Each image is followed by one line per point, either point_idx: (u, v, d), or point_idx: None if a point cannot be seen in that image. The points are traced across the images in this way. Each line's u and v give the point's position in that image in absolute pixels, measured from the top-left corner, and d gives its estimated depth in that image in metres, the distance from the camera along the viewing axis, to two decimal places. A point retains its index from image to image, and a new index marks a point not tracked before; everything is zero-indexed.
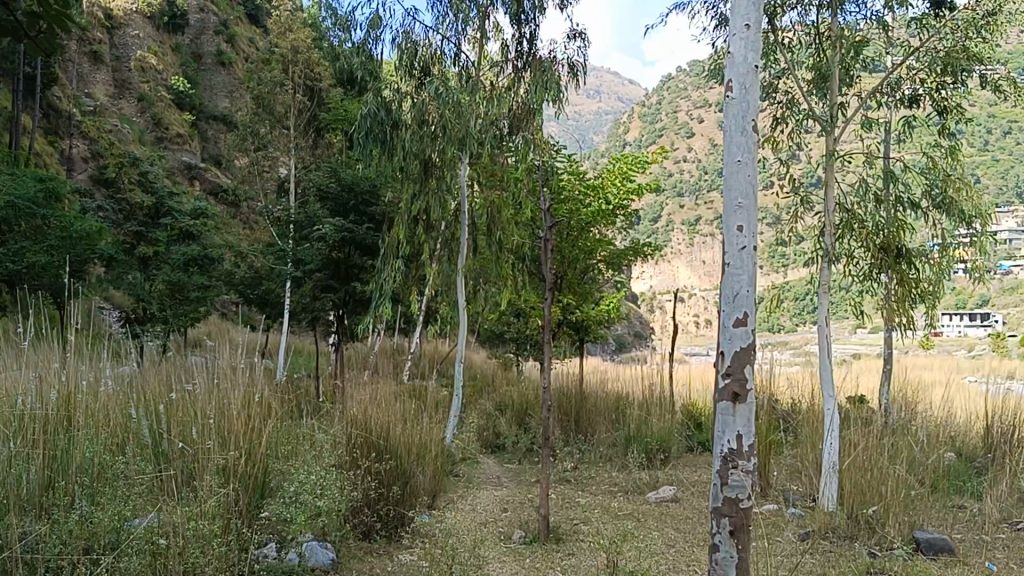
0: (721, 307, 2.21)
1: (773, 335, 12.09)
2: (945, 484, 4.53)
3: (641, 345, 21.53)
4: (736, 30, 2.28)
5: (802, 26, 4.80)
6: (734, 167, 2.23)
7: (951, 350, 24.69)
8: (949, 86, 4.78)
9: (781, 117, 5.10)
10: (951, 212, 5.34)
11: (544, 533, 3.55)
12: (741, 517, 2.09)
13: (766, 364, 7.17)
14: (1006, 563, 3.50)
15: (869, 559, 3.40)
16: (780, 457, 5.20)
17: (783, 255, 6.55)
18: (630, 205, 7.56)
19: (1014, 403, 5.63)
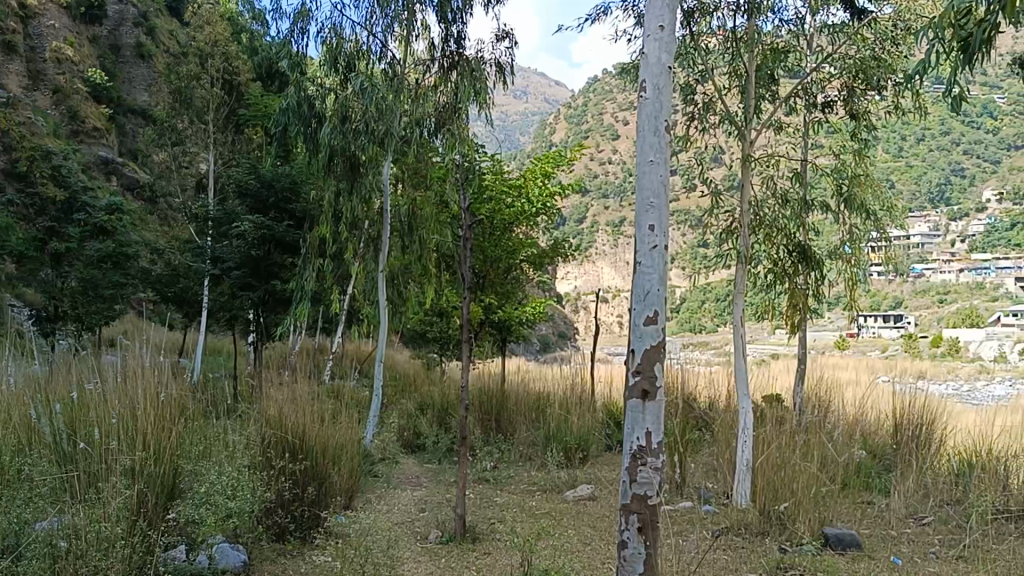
0: (632, 306, 2.22)
1: (692, 336, 12.25)
2: (854, 481, 4.63)
3: (565, 345, 21.63)
4: (650, 31, 2.30)
5: (722, 32, 4.88)
6: (647, 167, 2.25)
7: (865, 351, 25.31)
8: (865, 92, 4.88)
9: (700, 120, 5.17)
10: (864, 215, 5.46)
11: (460, 532, 3.54)
12: (649, 514, 2.12)
13: (684, 363, 7.26)
14: (909, 556, 3.60)
15: (778, 554, 3.46)
16: (696, 456, 5.26)
17: (703, 255, 6.64)
18: (552, 205, 7.59)
19: (922, 401, 5.77)
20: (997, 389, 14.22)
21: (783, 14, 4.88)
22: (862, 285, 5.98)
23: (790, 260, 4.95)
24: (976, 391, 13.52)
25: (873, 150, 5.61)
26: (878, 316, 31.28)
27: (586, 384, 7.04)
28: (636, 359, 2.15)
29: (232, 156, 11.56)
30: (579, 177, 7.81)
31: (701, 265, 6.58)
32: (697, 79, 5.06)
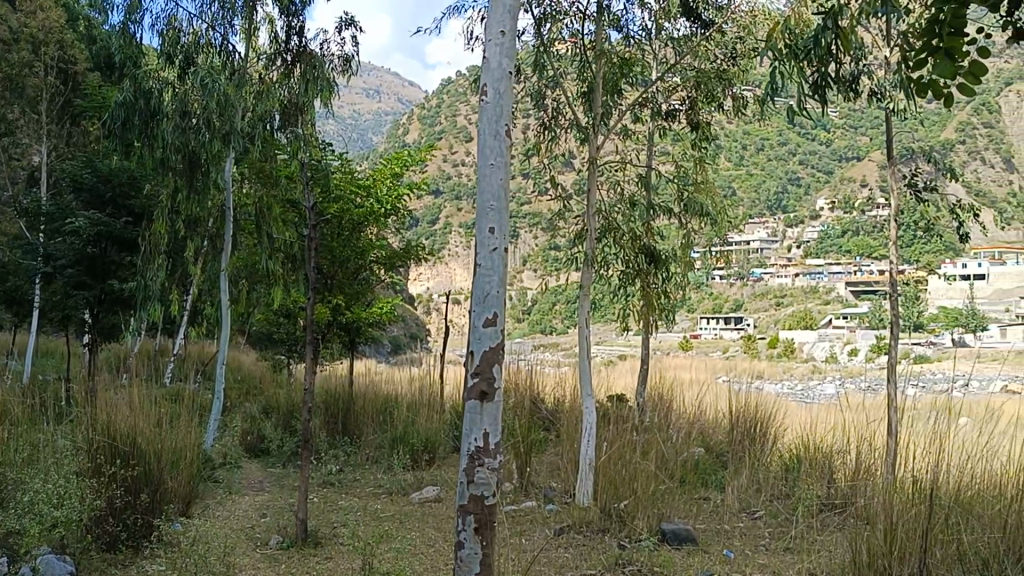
0: (471, 307, 2.24)
1: (542, 336, 12.39)
2: (692, 478, 4.78)
3: (418, 346, 21.53)
4: (492, 36, 2.32)
5: (575, 40, 4.98)
6: (487, 169, 2.27)
7: (708, 351, 26.20)
8: (709, 102, 5.04)
9: (549, 126, 5.23)
10: (703, 220, 5.64)
11: (302, 536, 3.48)
12: (486, 514, 2.15)
13: (532, 364, 7.34)
14: (741, 549, 3.74)
15: (617, 550, 3.55)
16: (542, 456, 5.33)
17: (550, 258, 6.73)
18: (401, 205, 7.54)
19: (755, 400, 5.99)
20: (828, 387, 14.96)
21: (628, 24, 4.97)
22: (702, 288, 6.18)
23: (634, 262, 5.07)
24: (809, 389, 14.20)
25: (714, 157, 5.80)
26: (721, 318, 32.43)
27: (434, 386, 7.02)
28: (474, 360, 2.17)
29: (67, 149, 11.04)
30: (429, 177, 7.78)
31: (549, 268, 6.66)
32: (546, 85, 5.11)
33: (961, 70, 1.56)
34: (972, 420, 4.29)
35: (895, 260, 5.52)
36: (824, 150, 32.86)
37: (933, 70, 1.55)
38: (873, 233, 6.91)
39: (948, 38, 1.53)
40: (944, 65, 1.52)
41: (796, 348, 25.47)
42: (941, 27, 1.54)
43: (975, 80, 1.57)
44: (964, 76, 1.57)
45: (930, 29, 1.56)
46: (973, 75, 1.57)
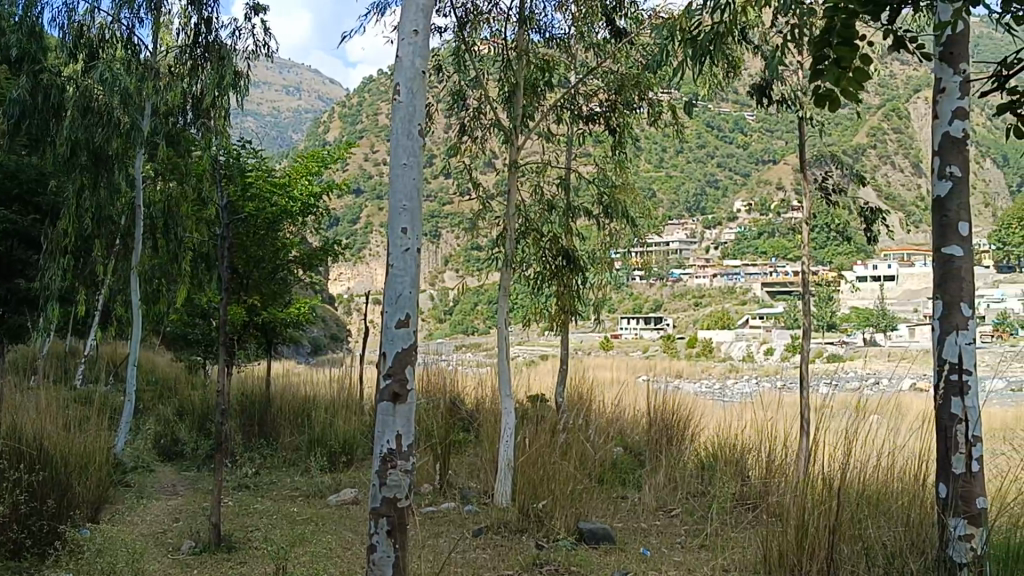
0: (383, 307, 2.24)
1: (463, 338, 12.38)
2: (610, 477, 4.81)
3: (338, 346, 21.25)
4: (405, 35, 2.31)
5: (496, 40, 4.99)
6: (400, 169, 2.27)
7: (630, 351, 26.41)
8: (627, 106, 5.08)
9: (470, 126, 5.22)
10: (623, 222, 5.68)
11: (215, 541, 3.41)
12: (399, 517, 2.16)
13: (452, 365, 7.32)
14: (657, 547, 3.78)
15: (535, 550, 3.56)
16: (462, 457, 5.32)
17: (471, 259, 6.72)
18: (319, 204, 7.45)
19: (673, 399, 6.05)
20: (744, 386, 15.20)
21: (547, 27, 4.98)
22: (619, 290, 6.23)
23: (553, 263, 5.09)
24: (725, 387, 14.42)
25: (633, 160, 5.86)
26: (641, 320, 32.37)
27: (354, 387, 6.95)
28: (387, 362, 2.17)
29: None
30: (347, 176, 7.71)
31: (470, 268, 6.65)
32: (467, 86, 5.11)
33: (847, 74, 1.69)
34: (880, 415, 4.40)
35: (807, 261, 5.65)
36: (741, 153, 33.47)
37: (822, 78, 1.67)
38: (788, 235, 7.04)
39: (837, 46, 1.64)
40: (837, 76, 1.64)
41: (714, 347, 25.81)
42: (830, 37, 1.64)
43: (860, 84, 1.70)
44: (850, 80, 1.69)
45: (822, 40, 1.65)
46: (858, 79, 1.70)
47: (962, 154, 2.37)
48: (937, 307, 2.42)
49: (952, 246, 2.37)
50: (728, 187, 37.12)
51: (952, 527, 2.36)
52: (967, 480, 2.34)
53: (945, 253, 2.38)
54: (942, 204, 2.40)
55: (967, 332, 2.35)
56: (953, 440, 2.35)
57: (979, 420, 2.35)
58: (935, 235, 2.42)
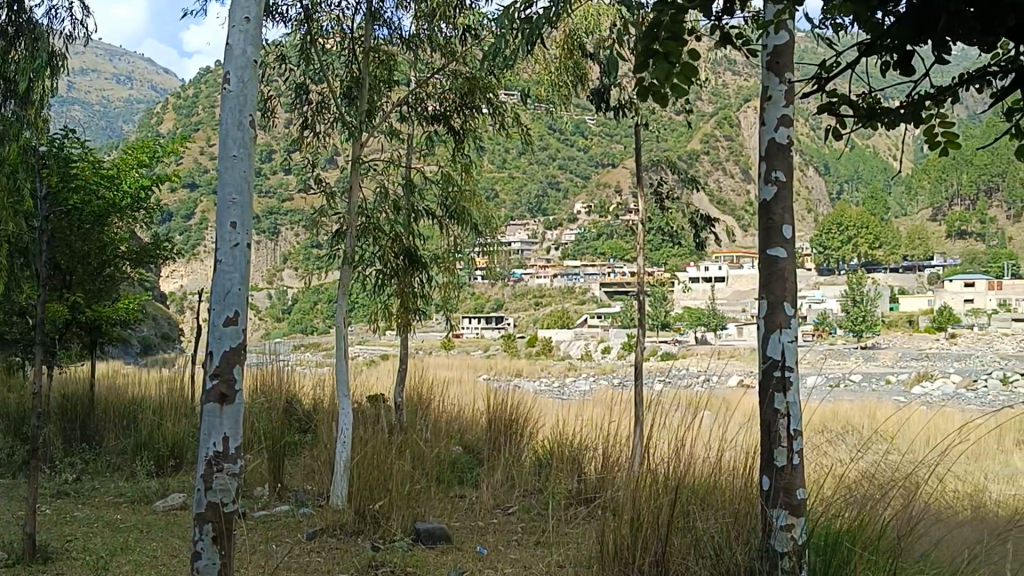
0: (209, 304, 2.17)
1: (300, 337, 12.11)
2: (447, 476, 4.79)
3: (169, 347, 20.44)
4: (236, 22, 2.24)
5: (339, 34, 4.87)
6: (228, 161, 2.20)
7: (470, 351, 26.48)
8: (468, 106, 5.06)
9: (311, 120, 5.09)
10: (464, 224, 5.66)
11: (30, 552, 3.20)
12: (224, 522, 2.12)
13: (289, 366, 7.15)
14: (493, 545, 3.79)
15: (370, 552, 3.52)
16: (296, 459, 5.20)
17: (309, 257, 6.57)
18: (149, 197, 7.13)
19: (511, 399, 6.06)
20: (580, 384, 15.45)
21: (391, 24, 4.88)
22: (459, 290, 6.21)
23: (394, 263, 5.02)
24: (561, 385, 14.60)
25: (475, 160, 5.86)
26: (482, 318, 32.16)
27: (183, 388, 6.71)
28: (213, 362, 2.11)
29: None
30: (180, 168, 7.40)
31: (308, 266, 6.50)
32: (310, 79, 4.96)
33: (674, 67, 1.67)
34: (711, 410, 4.52)
35: (643, 263, 5.78)
36: (582, 156, 34.11)
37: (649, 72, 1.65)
38: (624, 238, 7.19)
39: (665, 42, 1.66)
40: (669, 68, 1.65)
41: (553, 346, 26.12)
42: (659, 31, 1.66)
43: (687, 80, 1.67)
44: (677, 75, 1.67)
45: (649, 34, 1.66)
46: (685, 75, 1.67)
47: (787, 160, 2.46)
48: (761, 306, 2.51)
49: (776, 249, 2.45)
50: (568, 189, 37.79)
51: (774, 517, 2.45)
52: (788, 472, 2.43)
53: (769, 254, 2.47)
54: (767, 208, 2.49)
55: (789, 330, 2.46)
56: (775, 435, 2.44)
57: (800, 415, 2.45)
58: (760, 238, 2.50)
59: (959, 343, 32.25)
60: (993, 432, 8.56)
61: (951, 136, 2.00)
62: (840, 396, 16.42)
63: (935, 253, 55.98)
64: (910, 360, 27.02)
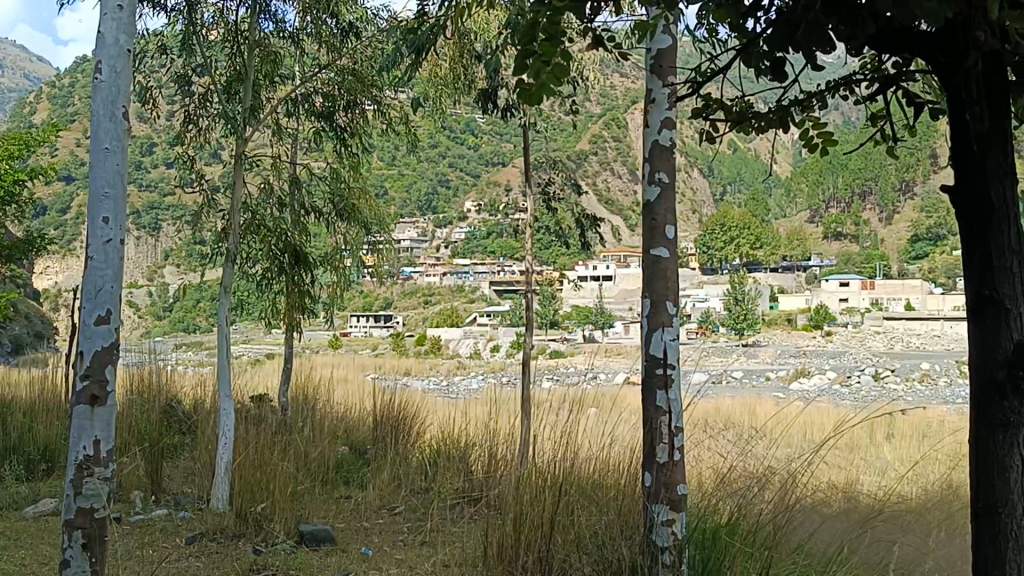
0: (79, 302, 2.13)
1: (183, 336, 11.78)
2: (334, 477, 4.72)
3: (42, 347, 19.61)
4: (109, 9, 2.17)
5: (222, 26, 4.74)
6: (100, 154, 2.15)
7: (358, 350, 26.19)
8: (355, 102, 4.96)
9: (194, 113, 4.94)
10: (351, 222, 5.59)
11: None
12: (95, 528, 2.13)
13: (170, 365, 6.96)
14: (379, 546, 3.76)
15: (252, 556, 3.45)
16: (176, 461, 5.06)
17: (191, 254, 6.41)
18: (21, 190, 6.83)
19: (399, 399, 6.02)
20: (470, 383, 15.45)
21: (277, 16, 4.78)
22: (347, 288, 6.14)
23: (280, 262, 4.87)
24: (451, 384, 14.60)
25: (363, 158, 5.80)
26: (371, 316, 31.90)
27: (55, 389, 6.46)
28: (84, 362, 2.09)
29: None
30: (54, 159, 7.10)
31: (191, 262, 6.33)
32: (194, 70, 4.82)
33: (548, 66, 1.63)
34: (597, 406, 4.57)
35: (531, 262, 5.81)
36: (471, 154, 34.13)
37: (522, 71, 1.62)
38: (512, 237, 7.21)
39: (543, 43, 1.63)
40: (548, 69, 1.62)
41: (443, 345, 26.04)
42: (537, 33, 1.63)
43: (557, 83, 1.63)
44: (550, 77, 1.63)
45: (526, 36, 1.63)
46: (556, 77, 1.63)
47: (670, 161, 2.51)
48: (644, 305, 2.54)
49: (659, 248, 2.50)
50: (458, 187, 37.77)
51: (656, 513, 2.48)
52: (671, 467, 2.47)
53: (652, 253, 2.51)
54: (651, 208, 2.52)
55: (671, 329, 2.51)
56: (657, 431, 2.48)
57: (681, 411, 2.50)
58: (644, 237, 2.54)
59: (834, 341, 33.45)
60: (865, 426, 8.91)
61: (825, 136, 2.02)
62: (723, 392, 16.85)
63: (812, 254, 57.93)
64: (787, 358, 27.90)
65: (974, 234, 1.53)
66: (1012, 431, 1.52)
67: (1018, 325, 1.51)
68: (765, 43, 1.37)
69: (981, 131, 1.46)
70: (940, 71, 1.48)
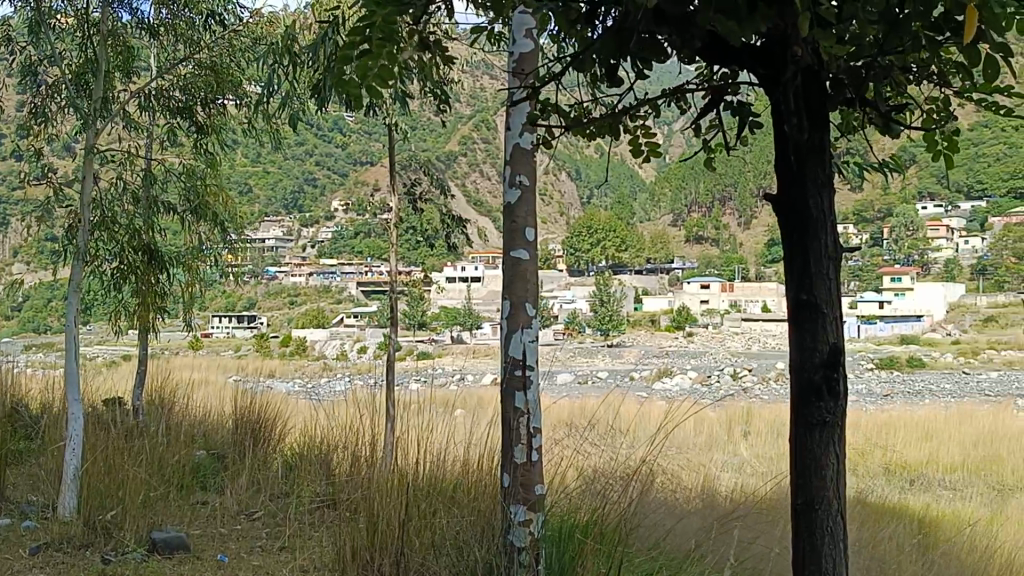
0: None
1: (32, 336, 11.25)
2: (189, 482, 4.59)
3: None
4: None
5: (72, 15, 4.53)
6: None
7: (219, 351, 25.48)
8: (213, 98, 4.81)
9: (42, 105, 4.71)
10: (210, 219, 5.44)
11: None
12: None
13: (16, 367, 6.64)
14: (236, 552, 3.67)
15: (101, 566, 3.32)
16: (20, 469, 4.82)
17: (41, 250, 6.12)
18: None
19: (259, 401, 5.89)
20: (336, 384, 15.24)
21: (132, 6, 4.59)
22: (206, 288, 5.97)
23: (134, 260, 4.69)
24: (316, 385, 14.39)
25: (223, 154, 5.65)
26: (233, 316, 31.06)
27: None
28: None
29: None
30: None
31: (40, 258, 6.05)
32: (43, 59, 4.59)
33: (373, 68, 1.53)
34: (460, 409, 4.58)
35: (396, 263, 5.77)
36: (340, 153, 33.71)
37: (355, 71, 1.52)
38: (378, 235, 7.14)
39: (375, 39, 1.54)
40: (375, 68, 1.53)
41: (307, 347, 25.59)
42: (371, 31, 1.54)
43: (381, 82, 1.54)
44: (372, 75, 1.53)
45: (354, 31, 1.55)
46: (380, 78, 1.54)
47: (530, 164, 2.52)
48: (503, 306, 2.56)
49: (519, 250, 2.52)
50: (326, 187, 37.27)
51: (513, 513, 2.51)
52: (526, 468, 2.49)
53: (513, 254, 2.53)
54: (510, 210, 2.54)
55: (530, 330, 2.53)
56: (515, 432, 2.49)
57: (540, 412, 2.52)
58: (503, 239, 2.55)
59: (696, 342, 34.40)
60: (723, 426, 9.19)
61: (651, 147, 2.02)
62: (587, 393, 17.12)
63: (676, 257, 59.44)
64: (650, 358, 28.53)
65: (793, 243, 1.50)
66: (827, 431, 1.49)
67: (831, 327, 1.48)
68: (596, 49, 1.37)
69: (798, 139, 1.44)
70: (760, 82, 1.47)
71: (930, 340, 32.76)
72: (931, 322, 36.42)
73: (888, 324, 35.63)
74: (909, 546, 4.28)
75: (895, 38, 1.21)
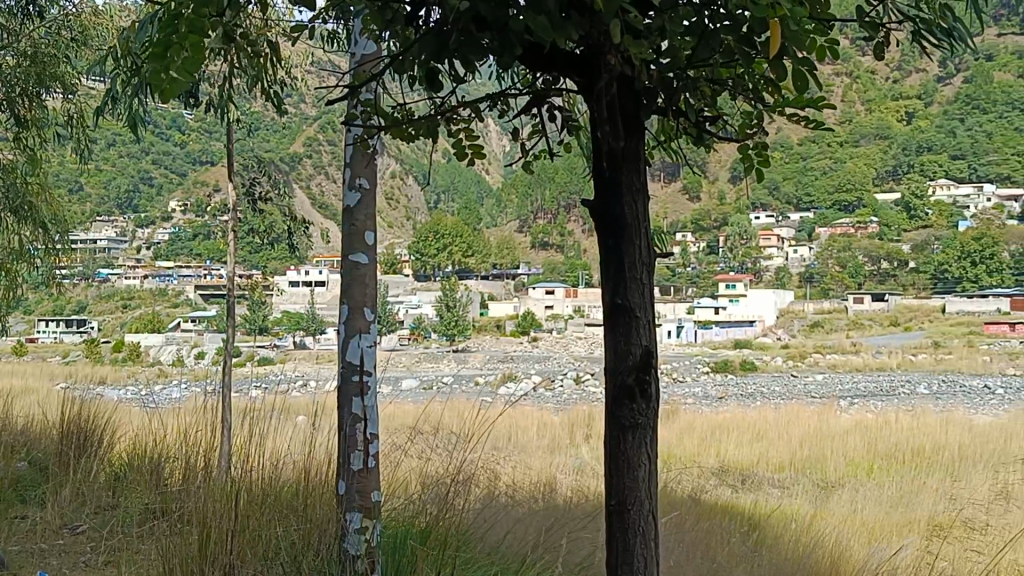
0: None
1: None
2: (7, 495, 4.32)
3: None
4: None
5: None
6: None
7: (44, 357, 24.15)
8: (33, 93, 4.58)
9: None
10: (32, 220, 5.17)
11: None
12: None
13: None
14: (57, 569, 3.48)
15: None
16: None
17: None
18: None
19: (87, 408, 5.61)
20: (172, 391, 14.70)
21: None
22: (29, 293, 5.67)
23: None
24: (152, 393, 13.85)
25: (47, 152, 5.38)
26: (61, 320, 29.54)
27: None
28: None
29: None
30: None
31: None
32: None
33: None
34: (301, 414, 4.48)
35: (235, 265, 5.61)
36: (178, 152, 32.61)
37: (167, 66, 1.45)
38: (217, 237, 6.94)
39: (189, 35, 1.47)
40: (181, 62, 1.38)
41: (142, 352, 24.60)
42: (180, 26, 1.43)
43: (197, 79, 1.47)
44: None
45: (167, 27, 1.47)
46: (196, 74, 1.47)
47: (370, 168, 2.50)
48: (341, 311, 2.52)
49: (359, 253, 2.49)
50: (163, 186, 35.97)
51: (349, 521, 2.45)
52: (363, 475, 2.46)
53: (351, 259, 2.49)
54: (350, 213, 2.51)
55: (368, 335, 2.51)
56: (351, 437, 2.46)
57: (376, 418, 2.49)
58: (341, 243, 2.52)
59: (541, 346, 34.84)
60: (565, 430, 9.29)
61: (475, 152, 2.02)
62: (432, 397, 17.12)
63: (521, 263, 60.13)
64: (495, 362, 28.72)
65: (609, 249, 1.53)
66: (639, 432, 1.53)
67: (645, 331, 1.52)
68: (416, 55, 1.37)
69: (613, 147, 1.48)
70: (580, 91, 1.50)
71: (761, 343, 34.19)
72: (763, 327, 38.01)
73: (722, 329, 37.03)
74: (740, 544, 4.41)
75: (705, 49, 1.25)
